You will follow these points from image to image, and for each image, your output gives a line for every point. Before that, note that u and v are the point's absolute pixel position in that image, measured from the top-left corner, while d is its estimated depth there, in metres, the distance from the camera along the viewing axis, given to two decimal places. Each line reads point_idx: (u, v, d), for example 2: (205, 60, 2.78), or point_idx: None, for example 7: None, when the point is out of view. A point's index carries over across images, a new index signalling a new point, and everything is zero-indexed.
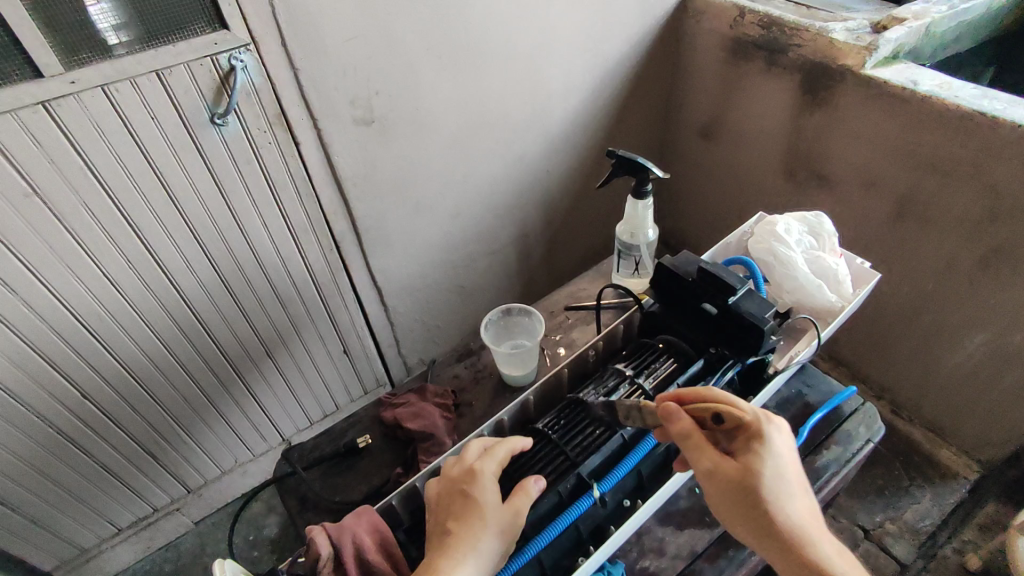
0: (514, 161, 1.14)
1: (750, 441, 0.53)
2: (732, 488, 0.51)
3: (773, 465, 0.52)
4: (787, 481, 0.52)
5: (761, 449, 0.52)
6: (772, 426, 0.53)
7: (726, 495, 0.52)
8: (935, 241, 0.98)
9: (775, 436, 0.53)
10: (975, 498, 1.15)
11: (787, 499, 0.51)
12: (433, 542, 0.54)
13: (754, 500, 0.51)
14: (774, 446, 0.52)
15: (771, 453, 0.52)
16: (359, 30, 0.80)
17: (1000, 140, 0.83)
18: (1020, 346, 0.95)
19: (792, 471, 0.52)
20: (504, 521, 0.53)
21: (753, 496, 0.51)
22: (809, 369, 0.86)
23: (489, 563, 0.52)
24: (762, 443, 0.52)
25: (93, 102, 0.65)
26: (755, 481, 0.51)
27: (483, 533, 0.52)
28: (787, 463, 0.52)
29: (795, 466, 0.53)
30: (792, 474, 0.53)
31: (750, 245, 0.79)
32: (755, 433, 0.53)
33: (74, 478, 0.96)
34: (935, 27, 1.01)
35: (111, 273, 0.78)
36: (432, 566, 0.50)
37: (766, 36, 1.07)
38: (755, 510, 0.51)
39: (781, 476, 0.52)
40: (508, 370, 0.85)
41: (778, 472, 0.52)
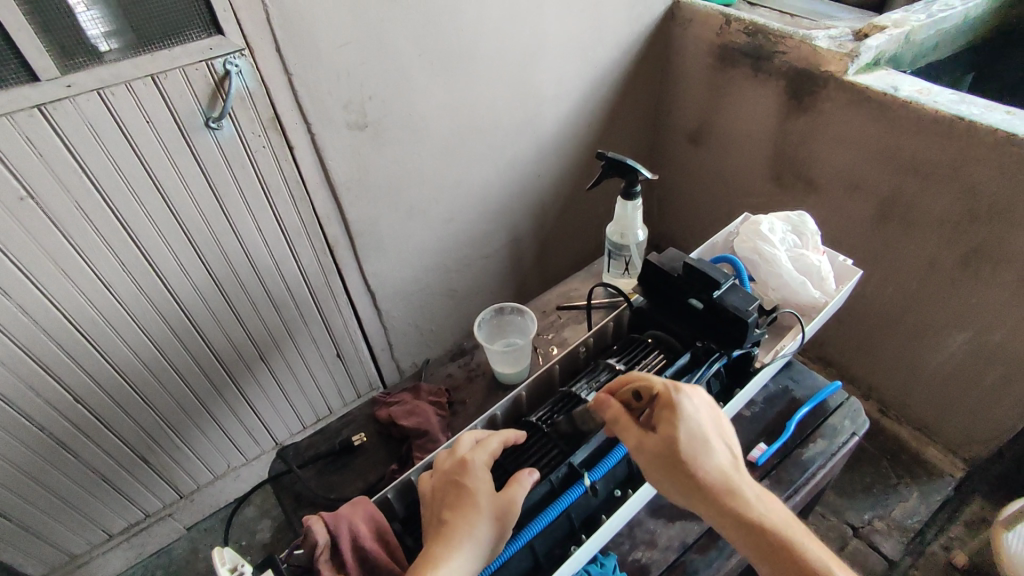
0: (506, 165, 1.15)
1: (662, 409, 0.55)
2: (658, 458, 0.54)
3: (688, 428, 0.54)
4: (704, 441, 0.54)
5: (671, 417, 0.54)
6: (682, 391, 0.55)
7: (656, 466, 0.55)
8: (918, 242, 1.00)
9: (687, 401, 0.55)
10: (961, 496, 1.17)
11: (705, 458, 0.54)
12: (430, 533, 0.55)
13: (676, 465, 0.54)
14: (685, 411, 0.54)
15: (683, 417, 0.54)
16: (353, 36, 0.82)
17: (978, 144, 0.85)
18: (1000, 344, 0.97)
19: (709, 430, 0.55)
20: (498, 508, 0.55)
21: (676, 462, 0.54)
22: (796, 365, 0.88)
23: (486, 548, 0.53)
24: (673, 410, 0.54)
25: (88, 106, 0.66)
26: (672, 448, 0.54)
27: (477, 520, 0.53)
28: (702, 423, 0.55)
29: (713, 424, 0.56)
30: (710, 433, 0.55)
31: (736, 244, 0.81)
32: (665, 402, 0.55)
33: (66, 484, 0.96)
34: (914, 35, 1.04)
35: (105, 276, 0.78)
36: (429, 554, 0.51)
37: (751, 44, 1.09)
38: (680, 475, 0.54)
39: (697, 437, 0.54)
40: (501, 368, 0.86)
41: (695, 433, 0.54)
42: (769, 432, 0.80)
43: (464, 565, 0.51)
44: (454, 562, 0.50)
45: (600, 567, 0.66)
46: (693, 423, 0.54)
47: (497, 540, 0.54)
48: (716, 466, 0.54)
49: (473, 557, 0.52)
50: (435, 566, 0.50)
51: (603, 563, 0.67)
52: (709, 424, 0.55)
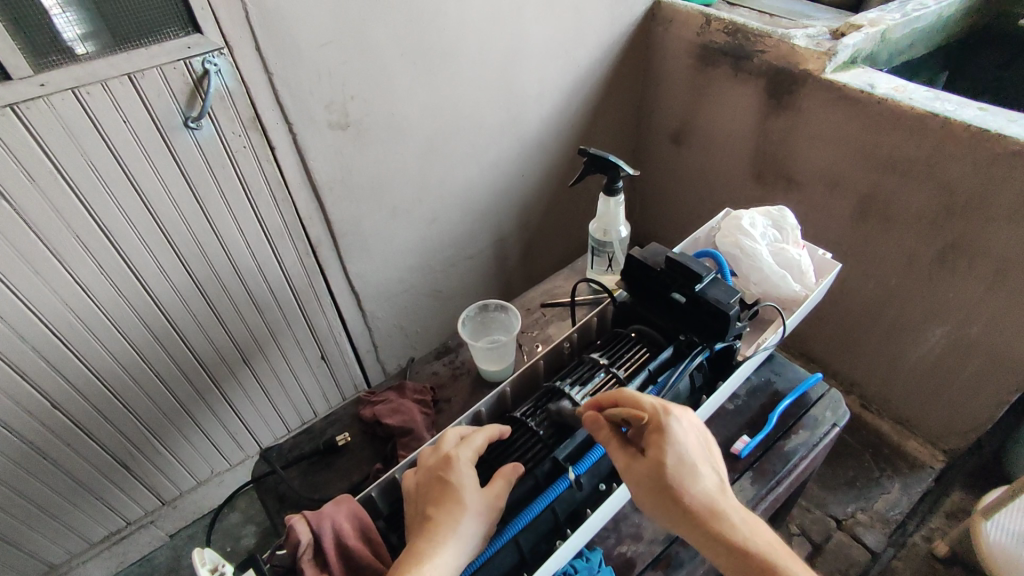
0: (489, 165, 1.15)
1: (651, 433, 0.56)
2: (645, 481, 0.55)
3: (677, 452, 0.55)
4: (693, 465, 0.55)
5: (660, 441, 0.55)
6: (670, 415, 0.56)
7: (643, 489, 0.55)
8: (896, 237, 1.02)
9: (675, 424, 0.56)
10: (942, 488, 1.20)
11: (693, 482, 0.54)
12: (414, 529, 0.55)
13: (663, 488, 0.54)
14: (674, 434, 0.55)
15: (672, 441, 0.55)
16: (336, 34, 0.81)
17: (952, 140, 0.87)
18: (976, 336, 0.99)
19: (697, 454, 0.55)
20: (482, 504, 0.55)
21: (664, 485, 0.54)
22: (778, 358, 0.89)
23: (470, 546, 0.53)
24: (662, 433, 0.55)
25: (63, 106, 0.65)
26: (661, 471, 0.54)
27: (462, 515, 0.54)
28: (690, 447, 0.55)
29: (701, 449, 0.56)
30: (698, 457, 0.56)
31: (718, 239, 0.81)
32: (654, 426, 0.56)
33: (44, 493, 0.94)
34: (889, 34, 1.06)
35: (83, 279, 0.77)
36: (414, 550, 0.52)
37: (732, 43, 1.10)
38: (666, 498, 0.54)
39: (686, 461, 0.55)
40: (486, 365, 0.86)
41: (683, 457, 0.55)
42: (752, 424, 0.80)
43: (449, 562, 0.51)
44: (440, 559, 0.51)
45: (586, 561, 0.66)
46: (681, 446, 0.55)
47: (482, 537, 0.55)
48: (704, 489, 0.54)
49: (458, 553, 0.52)
50: (420, 563, 0.50)
51: (588, 558, 0.67)
52: (697, 448, 0.56)
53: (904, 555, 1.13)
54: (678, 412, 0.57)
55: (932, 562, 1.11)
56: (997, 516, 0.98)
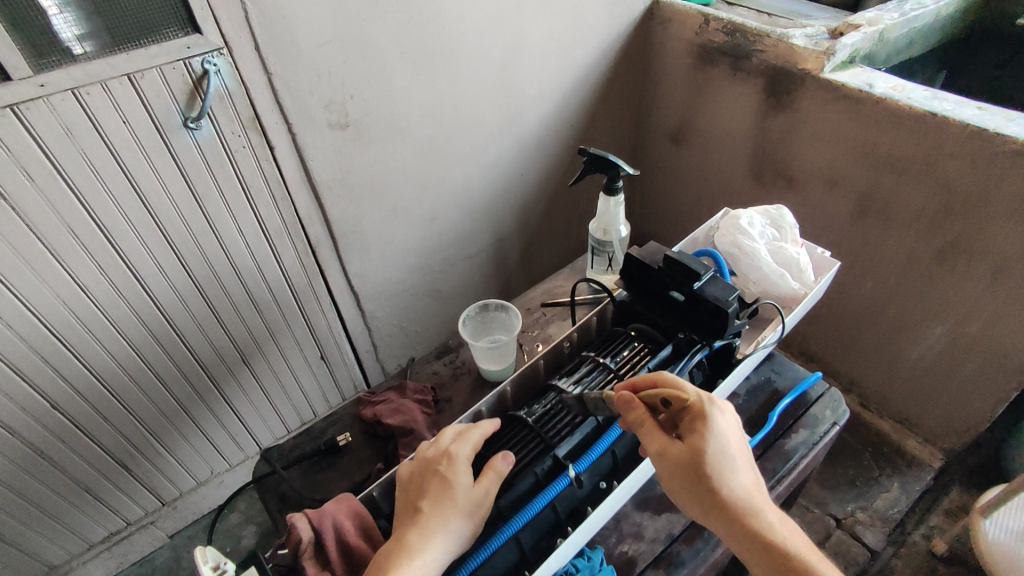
0: (489, 165, 1.15)
1: (693, 420, 0.56)
2: (680, 465, 0.54)
3: (718, 442, 0.54)
4: (731, 456, 0.55)
5: (702, 428, 0.55)
6: (715, 406, 0.56)
7: (676, 474, 0.55)
8: (895, 236, 1.02)
9: (717, 414, 0.56)
10: (941, 487, 1.20)
11: (730, 472, 0.54)
12: (402, 520, 0.55)
13: (700, 474, 0.53)
14: (716, 424, 0.55)
15: (714, 430, 0.55)
16: (335, 34, 0.81)
17: (951, 139, 0.87)
18: (975, 335, 0.99)
19: (736, 447, 0.55)
20: (472, 501, 0.55)
21: (701, 471, 0.53)
22: (777, 357, 0.89)
23: (456, 543, 0.53)
24: (706, 420, 0.55)
25: (62, 106, 0.65)
26: (700, 455, 0.54)
27: (453, 514, 0.54)
28: (730, 439, 0.55)
29: (739, 443, 0.56)
30: (736, 450, 0.55)
31: (716, 238, 0.82)
32: (697, 413, 0.56)
33: (44, 493, 0.93)
34: (888, 34, 1.06)
35: (82, 279, 0.77)
36: (402, 543, 0.52)
37: (730, 43, 1.10)
38: (701, 484, 0.53)
39: (726, 451, 0.54)
40: (486, 365, 0.86)
41: (724, 447, 0.55)
42: (752, 423, 0.80)
43: (435, 558, 0.51)
44: (426, 554, 0.51)
45: (587, 560, 0.66)
46: (723, 436, 0.55)
47: (468, 534, 0.55)
48: (738, 481, 0.54)
49: (444, 549, 0.52)
50: (407, 556, 0.50)
51: (590, 557, 0.67)
52: (736, 441, 0.56)
53: (903, 553, 1.13)
54: (720, 403, 0.57)
55: (931, 559, 1.12)
56: (996, 514, 0.99)
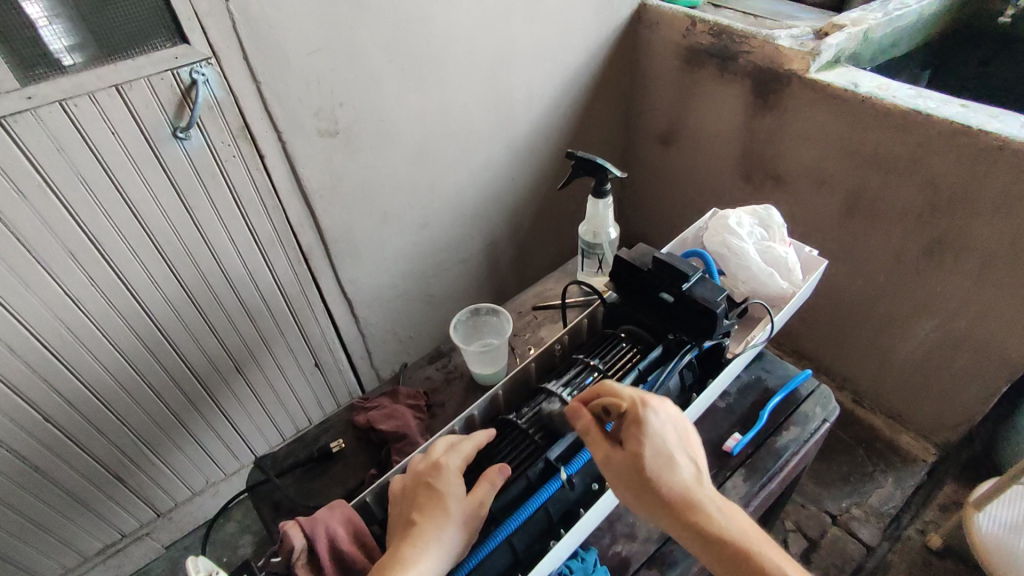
0: (479, 169, 1.16)
1: (630, 425, 0.56)
2: (623, 471, 0.55)
3: (655, 445, 0.55)
4: (669, 456, 0.56)
5: (638, 433, 0.55)
6: (649, 408, 0.57)
7: (622, 479, 0.56)
8: (883, 233, 1.03)
9: (653, 416, 0.56)
10: (935, 481, 1.21)
11: (670, 471, 0.55)
12: (398, 534, 0.56)
13: (641, 479, 0.55)
14: (652, 427, 0.56)
15: (650, 433, 0.56)
16: (322, 43, 0.82)
17: (936, 136, 0.88)
18: (964, 330, 1.00)
19: (674, 445, 0.56)
20: (465, 513, 0.56)
21: (643, 477, 0.55)
22: (767, 356, 0.89)
23: (450, 554, 0.54)
24: (640, 425, 0.56)
25: (51, 118, 0.65)
26: (639, 463, 0.55)
27: (446, 525, 0.54)
28: (667, 438, 0.56)
29: (679, 439, 0.57)
30: (676, 447, 0.57)
31: (705, 238, 0.82)
32: (633, 417, 0.56)
33: (38, 507, 0.93)
34: (872, 33, 1.07)
35: (73, 292, 0.76)
36: (397, 555, 0.52)
37: (717, 44, 1.11)
38: (643, 489, 0.55)
39: (663, 452, 0.56)
40: (478, 369, 0.86)
41: (661, 448, 0.56)
42: (744, 421, 0.81)
43: (432, 569, 0.52)
44: (422, 565, 0.51)
45: (581, 562, 0.67)
46: (659, 438, 0.56)
47: (462, 545, 0.55)
48: (682, 478, 0.56)
49: (439, 561, 0.53)
50: (403, 568, 0.50)
51: (584, 558, 0.67)
52: (674, 438, 0.57)
53: (899, 549, 1.14)
54: (655, 402, 0.58)
55: (926, 554, 1.12)
56: (989, 507, 1.00)
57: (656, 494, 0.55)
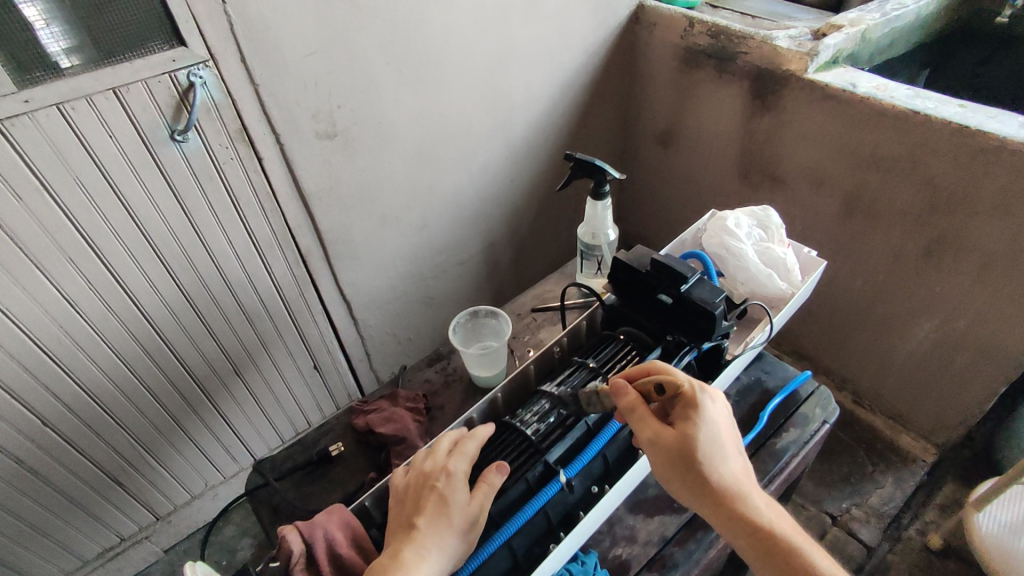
0: (478, 170, 1.15)
1: (684, 407, 0.56)
2: (673, 452, 0.55)
3: (708, 430, 0.55)
4: (719, 443, 0.56)
5: (693, 415, 0.55)
6: (705, 393, 0.57)
7: (667, 460, 0.55)
8: (881, 234, 1.03)
9: (708, 402, 0.56)
10: (935, 480, 1.21)
11: (720, 458, 0.55)
12: (398, 534, 0.56)
13: (691, 462, 0.54)
14: (707, 412, 0.56)
15: (705, 417, 0.55)
16: (320, 45, 0.82)
17: (934, 137, 0.88)
18: (963, 330, 1.00)
19: (725, 433, 0.56)
20: (467, 520, 0.55)
21: (693, 458, 0.54)
22: (767, 357, 0.89)
23: (450, 561, 0.54)
24: (697, 408, 0.55)
25: (48, 121, 0.64)
26: (692, 444, 0.54)
27: (447, 533, 0.54)
28: (720, 425, 0.56)
29: (729, 428, 0.57)
30: (725, 435, 0.56)
31: (704, 240, 0.82)
32: (689, 400, 0.56)
33: (35, 511, 0.93)
34: (870, 33, 1.07)
35: (72, 295, 0.76)
36: (398, 560, 0.52)
37: (715, 45, 1.11)
38: (693, 471, 0.54)
39: (716, 437, 0.55)
40: (477, 371, 0.86)
41: (714, 434, 0.55)
42: (743, 423, 0.81)
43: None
44: (421, 571, 0.51)
45: (581, 565, 0.67)
46: (712, 424, 0.56)
47: (461, 552, 0.55)
48: (728, 466, 0.55)
49: (439, 568, 0.53)
50: (403, 574, 0.50)
51: (584, 562, 0.67)
52: (726, 426, 0.57)
53: (899, 549, 1.14)
54: (711, 389, 0.58)
55: (926, 554, 1.12)
56: (990, 507, 1.00)
57: (703, 478, 0.54)
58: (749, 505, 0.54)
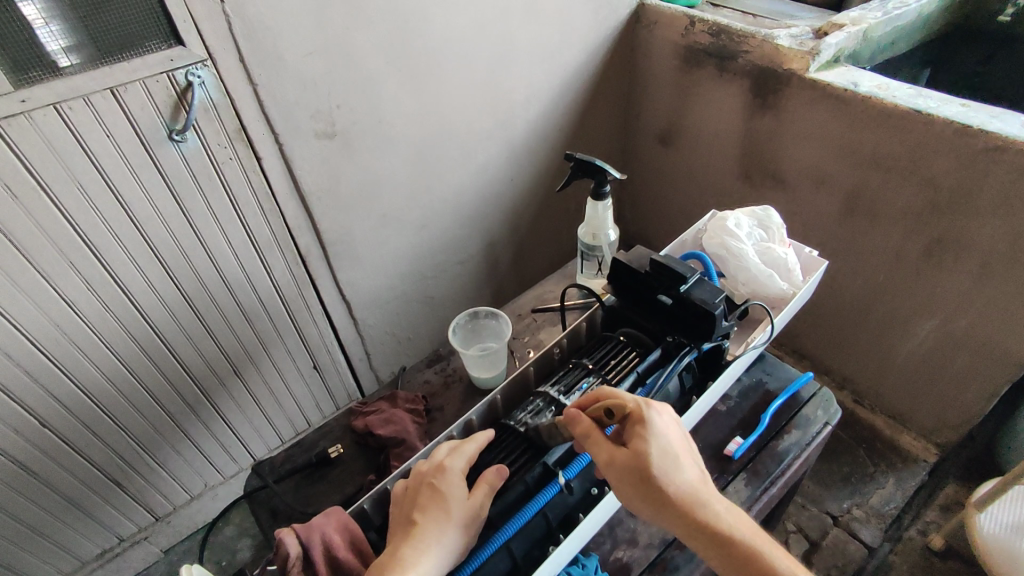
0: (478, 169, 1.15)
1: (634, 425, 0.56)
2: (629, 473, 0.54)
3: (660, 445, 0.55)
4: (674, 457, 0.55)
5: (642, 432, 0.55)
6: (652, 409, 0.57)
7: (626, 481, 0.55)
8: (883, 233, 1.03)
9: (655, 417, 0.56)
10: (936, 481, 1.21)
11: (677, 472, 0.55)
12: (398, 533, 0.55)
13: (647, 480, 0.54)
14: (656, 427, 0.56)
15: (654, 433, 0.55)
16: (319, 45, 0.81)
17: (937, 136, 0.88)
18: (964, 330, 1.00)
19: (679, 447, 0.56)
20: (466, 514, 0.55)
21: (649, 476, 0.54)
22: (768, 358, 0.89)
23: (451, 555, 0.53)
24: (645, 425, 0.55)
25: (45, 121, 0.64)
26: (645, 462, 0.54)
27: (446, 526, 0.54)
28: (672, 438, 0.56)
29: (681, 440, 0.57)
30: (679, 448, 0.56)
31: (704, 240, 0.82)
32: (637, 417, 0.56)
33: (34, 512, 0.92)
34: (871, 32, 1.07)
35: (70, 296, 0.76)
36: (398, 555, 0.51)
37: (716, 44, 1.11)
38: (650, 490, 0.54)
39: (669, 452, 0.55)
40: (476, 372, 0.86)
41: (666, 449, 0.55)
42: (744, 425, 0.80)
43: (432, 570, 0.51)
44: (421, 565, 0.51)
45: (582, 568, 0.66)
46: (663, 438, 0.55)
47: (462, 546, 0.54)
48: (686, 479, 0.55)
49: (440, 561, 0.52)
50: (404, 568, 0.50)
51: (585, 564, 0.67)
52: (677, 440, 0.57)
53: (900, 549, 1.14)
54: (656, 405, 0.58)
55: (928, 555, 1.12)
56: (992, 508, 0.99)
57: (662, 495, 0.54)
58: (712, 516, 0.54)
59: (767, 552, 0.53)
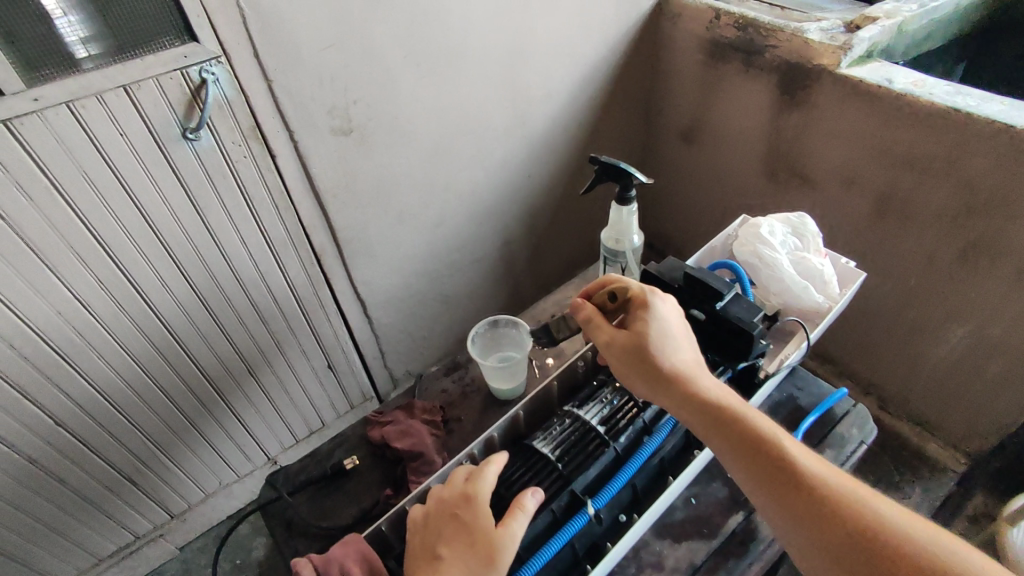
0: (496, 166, 1.13)
1: (634, 308, 0.65)
2: (623, 347, 0.63)
3: (657, 323, 0.63)
4: (671, 337, 0.62)
5: (642, 312, 0.64)
6: (654, 295, 0.65)
7: (622, 356, 0.63)
8: (915, 235, 0.99)
9: (657, 302, 0.64)
10: (964, 491, 1.17)
11: (671, 350, 0.61)
12: (420, 565, 0.53)
13: (640, 350, 0.62)
14: (656, 309, 0.64)
15: (652, 313, 0.63)
16: (337, 39, 0.79)
17: (977, 136, 0.84)
18: (1000, 338, 0.96)
19: (676, 329, 0.63)
20: (494, 547, 0.52)
21: (641, 348, 0.61)
22: (799, 371, 0.86)
23: None
24: (643, 306, 0.64)
25: (58, 120, 0.63)
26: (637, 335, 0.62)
27: (473, 562, 0.51)
28: (670, 322, 0.64)
29: (681, 327, 0.64)
30: (676, 331, 0.63)
31: (736, 248, 0.79)
32: (639, 300, 0.65)
33: (50, 510, 0.92)
34: (906, 25, 1.03)
35: (82, 294, 0.75)
36: None
37: (742, 38, 1.07)
38: (642, 362, 0.61)
39: (664, 331, 0.62)
40: (496, 384, 0.84)
41: (663, 328, 0.63)
42: None
43: None
44: None
45: None
46: (660, 319, 0.63)
47: None
48: (679, 356, 0.61)
49: None
50: None
51: None
52: (677, 325, 0.64)
53: None
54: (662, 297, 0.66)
55: None
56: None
57: (652, 363, 0.61)
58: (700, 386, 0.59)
59: (748, 416, 0.57)
